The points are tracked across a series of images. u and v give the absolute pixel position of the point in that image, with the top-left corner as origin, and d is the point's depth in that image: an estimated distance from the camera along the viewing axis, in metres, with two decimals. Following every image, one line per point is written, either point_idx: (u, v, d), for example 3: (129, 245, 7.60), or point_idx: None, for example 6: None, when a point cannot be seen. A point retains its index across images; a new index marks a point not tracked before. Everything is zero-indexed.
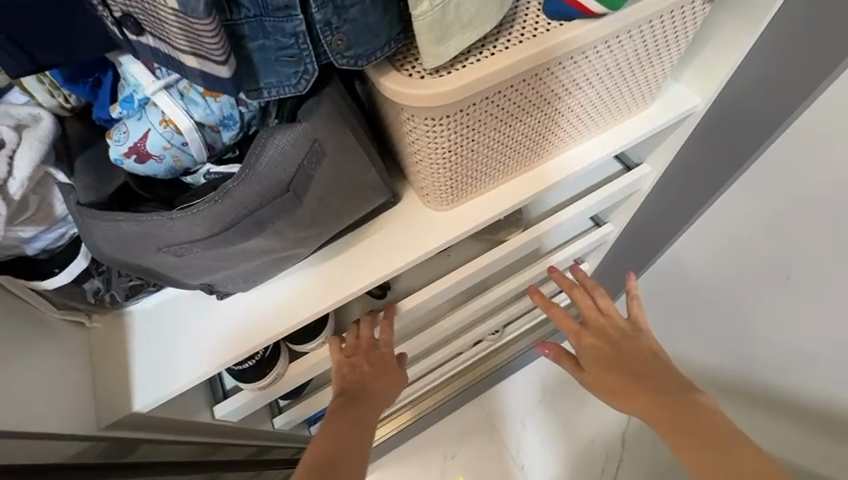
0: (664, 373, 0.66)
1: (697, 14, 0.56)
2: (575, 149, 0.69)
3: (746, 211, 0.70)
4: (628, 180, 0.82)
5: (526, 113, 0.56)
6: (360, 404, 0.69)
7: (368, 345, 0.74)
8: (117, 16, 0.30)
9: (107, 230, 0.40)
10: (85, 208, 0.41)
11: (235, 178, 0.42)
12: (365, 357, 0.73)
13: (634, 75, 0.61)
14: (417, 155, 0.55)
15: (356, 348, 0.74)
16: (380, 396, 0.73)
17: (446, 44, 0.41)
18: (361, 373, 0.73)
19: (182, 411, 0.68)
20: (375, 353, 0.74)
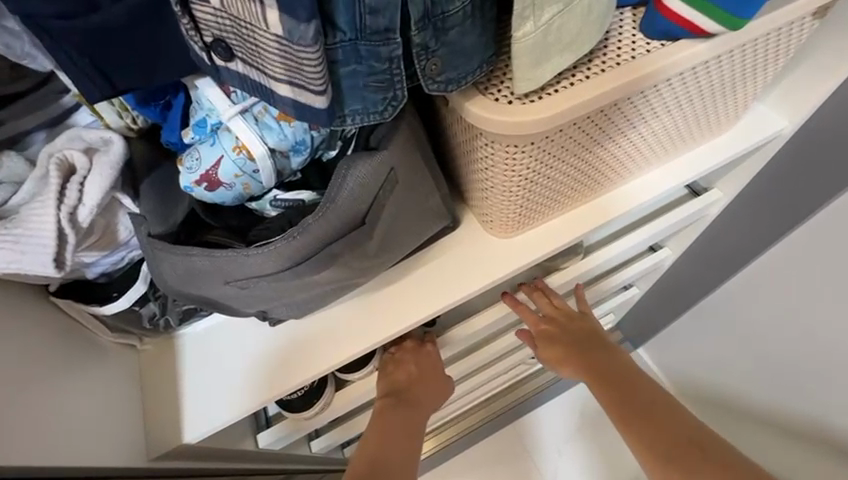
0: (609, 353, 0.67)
1: (802, 32, 0.51)
2: (648, 175, 0.64)
3: None
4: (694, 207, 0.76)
5: (609, 139, 0.51)
6: (406, 407, 0.67)
7: (414, 346, 0.72)
8: (208, 41, 0.28)
9: (179, 266, 0.38)
10: (156, 241, 0.39)
11: (314, 212, 0.40)
12: (409, 359, 0.71)
13: (723, 97, 0.56)
14: (488, 181, 0.51)
15: (404, 347, 0.72)
16: (427, 400, 0.70)
17: (542, 67, 0.37)
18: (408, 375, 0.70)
19: (224, 438, 0.65)
20: (421, 357, 0.71)
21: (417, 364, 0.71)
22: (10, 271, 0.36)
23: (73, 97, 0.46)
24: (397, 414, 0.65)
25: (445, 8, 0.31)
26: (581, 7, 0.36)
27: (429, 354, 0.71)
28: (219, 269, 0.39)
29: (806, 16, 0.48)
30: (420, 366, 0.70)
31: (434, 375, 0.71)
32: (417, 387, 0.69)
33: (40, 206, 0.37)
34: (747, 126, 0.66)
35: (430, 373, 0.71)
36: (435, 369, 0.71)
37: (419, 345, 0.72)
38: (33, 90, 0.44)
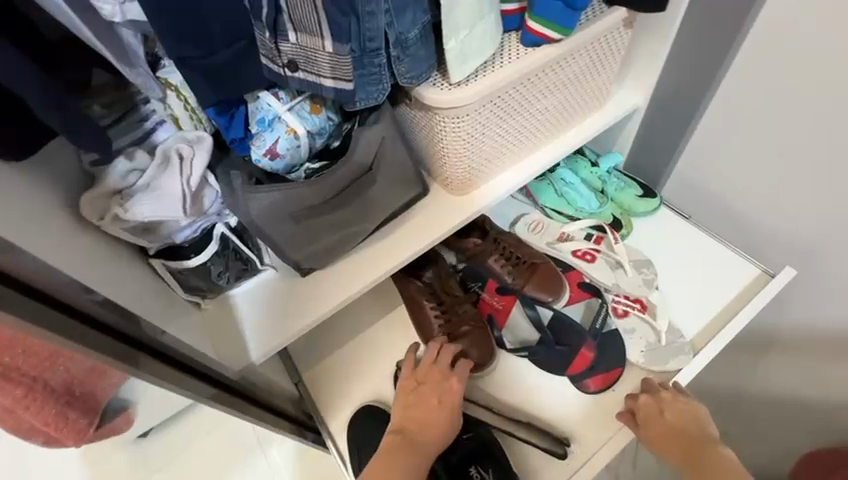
0: (708, 444, 0.77)
1: (624, 36, 0.82)
2: (553, 142, 0.92)
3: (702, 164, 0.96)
4: (774, 289, 0.86)
5: (517, 112, 0.79)
6: (410, 446, 0.76)
7: (441, 377, 0.82)
8: (284, 62, 0.52)
9: (264, 198, 0.61)
10: (247, 184, 0.62)
11: (342, 160, 0.65)
12: (431, 389, 0.81)
13: (588, 81, 0.85)
14: (444, 147, 0.77)
15: (432, 372, 0.82)
16: (431, 443, 0.77)
17: (464, 66, 0.64)
18: (425, 409, 0.80)
19: (267, 383, 0.81)
20: (443, 388, 0.81)
21: (438, 396, 0.80)
22: (154, 218, 0.58)
23: (153, 120, 0.64)
24: (402, 451, 0.75)
25: (407, 35, 0.56)
26: (482, 32, 0.63)
27: (450, 387, 0.81)
28: (288, 198, 0.61)
29: (621, 27, 0.79)
30: (441, 400, 0.80)
31: (447, 420, 0.79)
32: (424, 423, 0.78)
33: (169, 179, 0.59)
34: (618, 103, 0.94)
35: (443, 419, 0.79)
36: (452, 406, 0.80)
37: (445, 376, 0.82)
38: (122, 118, 0.64)
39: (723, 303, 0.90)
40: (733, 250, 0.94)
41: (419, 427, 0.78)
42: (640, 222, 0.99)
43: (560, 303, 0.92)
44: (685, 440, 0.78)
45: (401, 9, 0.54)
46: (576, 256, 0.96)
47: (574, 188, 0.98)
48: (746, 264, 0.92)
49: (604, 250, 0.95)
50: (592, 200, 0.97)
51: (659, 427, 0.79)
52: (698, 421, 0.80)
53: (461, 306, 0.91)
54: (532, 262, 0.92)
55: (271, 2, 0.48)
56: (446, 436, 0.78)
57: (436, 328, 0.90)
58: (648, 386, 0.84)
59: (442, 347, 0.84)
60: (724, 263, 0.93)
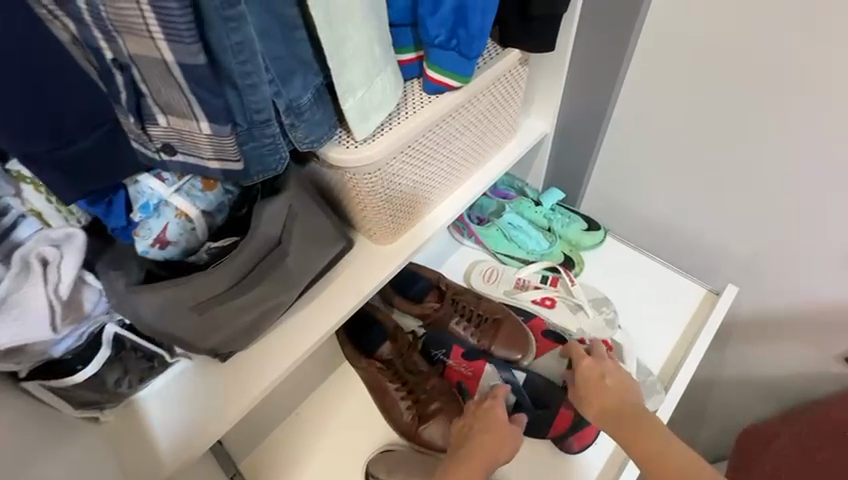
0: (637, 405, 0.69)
1: (522, 73, 0.85)
2: (474, 176, 0.94)
3: (613, 171, 1.06)
4: (724, 307, 0.92)
5: (431, 158, 0.79)
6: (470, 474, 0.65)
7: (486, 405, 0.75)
8: (159, 146, 0.46)
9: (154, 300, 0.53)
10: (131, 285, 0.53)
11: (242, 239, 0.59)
12: (476, 417, 0.74)
13: (496, 117, 0.87)
14: (362, 202, 0.75)
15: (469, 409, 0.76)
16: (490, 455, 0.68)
17: (366, 123, 0.62)
18: (473, 432, 0.72)
19: None
20: (486, 417, 0.73)
21: (485, 422, 0.73)
22: (14, 344, 0.48)
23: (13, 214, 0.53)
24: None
25: (299, 102, 0.53)
26: (381, 87, 0.61)
27: (493, 409, 0.74)
28: (184, 295, 0.54)
29: (517, 66, 0.82)
30: (488, 419, 0.73)
31: (499, 434, 0.71)
32: (479, 448, 0.69)
33: (32, 291, 0.49)
34: (526, 131, 0.98)
35: (494, 435, 0.70)
36: (502, 421, 0.72)
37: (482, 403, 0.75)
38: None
39: (680, 330, 0.93)
40: (679, 272, 0.99)
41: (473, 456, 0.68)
42: (590, 256, 1.04)
43: (530, 360, 0.88)
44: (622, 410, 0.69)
45: (288, 77, 0.50)
46: (534, 303, 0.96)
47: (523, 232, 1.02)
48: (694, 286, 0.98)
49: (561, 294, 0.96)
50: (541, 240, 1.02)
51: (596, 389, 0.73)
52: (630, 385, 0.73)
53: (426, 382, 0.85)
54: (495, 318, 0.90)
55: (128, 87, 0.41)
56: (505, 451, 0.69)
57: (403, 410, 0.83)
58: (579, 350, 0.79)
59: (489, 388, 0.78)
60: (671, 285, 0.98)
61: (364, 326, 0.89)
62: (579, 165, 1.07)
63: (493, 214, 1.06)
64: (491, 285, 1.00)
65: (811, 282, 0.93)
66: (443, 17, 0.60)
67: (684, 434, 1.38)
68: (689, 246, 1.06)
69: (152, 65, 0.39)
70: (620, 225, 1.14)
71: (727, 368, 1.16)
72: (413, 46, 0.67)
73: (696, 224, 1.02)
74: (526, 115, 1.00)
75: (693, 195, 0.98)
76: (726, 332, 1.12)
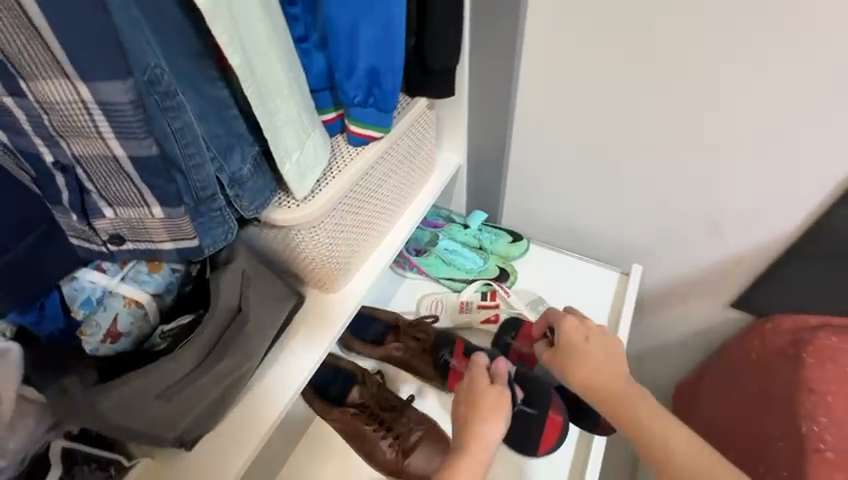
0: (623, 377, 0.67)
1: (431, 117, 0.95)
2: (407, 211, 1.01)
3: (522, 192, 1.19)
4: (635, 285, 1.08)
5: (365, 204, 0.84)
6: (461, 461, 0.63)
7: (474, 390, 0.69)
8: (107, 237, 0.52)
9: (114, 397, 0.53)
10: (87, 389, 0.54)
11: (203, 321, 0.58)
12: (466, 398, 0.70)
13: (416, 157, 0.96)
14: (308, 256, 0.78)
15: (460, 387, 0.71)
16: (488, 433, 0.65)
17: (304, 181, 0.66)
18: (464, 415, 0.68)
19: None
20: (473, 404, 0.68)
21: (476, 400, 0.68)
22: None
23: None
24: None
25: (240, 172, 0.56)
26: (313, 147, 0.65)
27: (481, 387, 0.69)
28: (145, 385, 0.54)
29: (426, 111, 0.92)
30: (476, 397, 0.68)
31: (486, 409, 0.67)
32: (472, 432, 0.65)
33: None
34: (442, 165, 1.10)
35: (482, 412, 0.67)
36: (491, 394, 0.68)
37: (471, 382, 0.70)
38: None
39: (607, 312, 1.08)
40: (595, 264, 1.15)
41: (471, 455, 0.63)
42: (520, 262, 1.16)
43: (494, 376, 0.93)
44: (610, 381, 0.67)
45: (227, 152, 0.53)
46: (482, 321, 1.05)
47: (459, 255, 1.12)
48: (609, 273, 1.13)
49: (502, 305, 1.05)
50: (476, 258, 1.12)
51: (580, 358, 0.69)
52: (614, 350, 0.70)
53: (403, 416, 0.86)
54: (453, 347, 0.95)
55: (73, 184, 0.48)
56: (496, 420, 0.66)
57: (387, 450, 0.83)
58: (555, 316, 0.76)
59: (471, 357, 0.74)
60: (591, 276, 1.13)
61: (330, 375, 0.91)
62: (493, 190, 1.19)
63: (428, 243, 1.14)
64: (439, 315, 1.08)
65: (694, 259, 1.09)
66: (358, 80, 0.67)
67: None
68: (596, 243, 1.20)
69: (100, 164, 0.46)
70: (537, 233, 1.26)
71: (651, 342, 1.33)
72: (333, 106, 0.74)
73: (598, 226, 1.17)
74: (440, 151, 1.12)
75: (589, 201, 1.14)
76: (644, 313, 1.28)
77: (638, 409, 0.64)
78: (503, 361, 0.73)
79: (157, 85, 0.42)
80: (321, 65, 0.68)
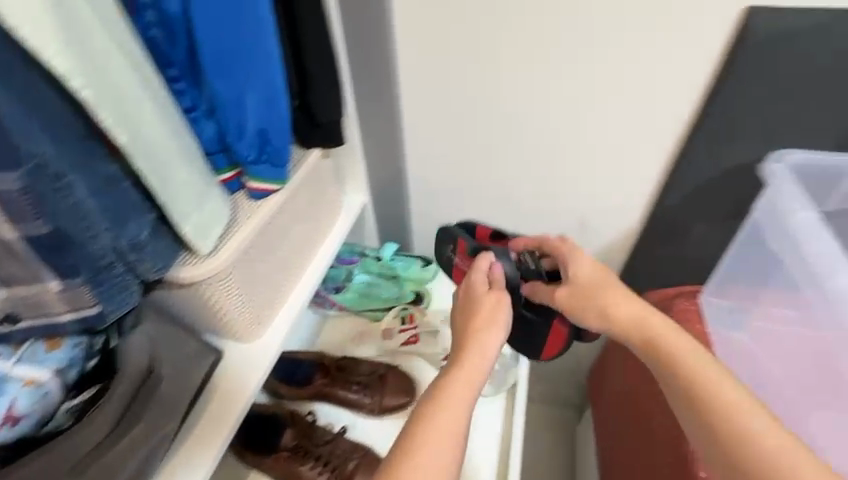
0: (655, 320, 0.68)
1: (328, 164, 1.04)
2: (317, 254, 1.07)
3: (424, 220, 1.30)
4: None
5: (274, 251, 0.89)
6: (463, 369, 0.64)
7: (478, 292, 0.73)
8: (10, 317, 0.57)
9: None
10: None
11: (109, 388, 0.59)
12: (472, 311, 0.71)
13: (320, 203, 1.04)
14: (221, 308, 0.80)
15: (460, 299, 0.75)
16: (487, 344, 0.67)
17: (207, 238, 0.70)
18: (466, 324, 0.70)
19: None
20: (471, 303, 0.73)
21: (480, 309, 0.71)
22: None
23: None
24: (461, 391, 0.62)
25: (138, 239, 0.59)
26: (213, 207, 0.70)
27: (485, 299, 0.72)
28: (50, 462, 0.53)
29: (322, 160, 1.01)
30: (477, 308, 0.71)
31: (487, 319, 0.70)
32: (474, 341, 0.68)
33: None
34: (348, 206, 1.19)
35: (483, 321, 0.69)
36: (492, 306, 0.71)
37: (473, 294, 0.73)
38: None
39: None
40: None
41: (476, 348, 0.66)
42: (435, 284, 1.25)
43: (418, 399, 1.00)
44: (633, 321, 0.69)
45: (123, 221, 0.57)
46: (403, 344, 1.11)
47: (374, 286, 1.19)
48: None
49: (419, 325, 1.13)
50: (391, 286, 1.20)
51: (600, 295, 0.71)
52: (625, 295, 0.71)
53: (337, 448, 0.89)
54: (378, 373, 1.00)
55: None
56: (496, 330, 0.69)
57: None
58: (568, 250, 0.78)
59: (476, 264, 0.77)
60: None
61: (261, 425, 0.92)
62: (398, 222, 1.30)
63: (344, 280, 1.19)
64: (363, 346, 1.14)
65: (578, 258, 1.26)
66: (249, 141, 0.74)
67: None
68: None
69: None
70: None
71: None
72: (228, 166, 0.79)
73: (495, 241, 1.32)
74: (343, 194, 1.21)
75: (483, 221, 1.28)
76: None
77: (642, 351, 0.67)
78: (498, 265, 0.77)
79: (46, 169, 0.47)
80: (211, 132, 0.74)
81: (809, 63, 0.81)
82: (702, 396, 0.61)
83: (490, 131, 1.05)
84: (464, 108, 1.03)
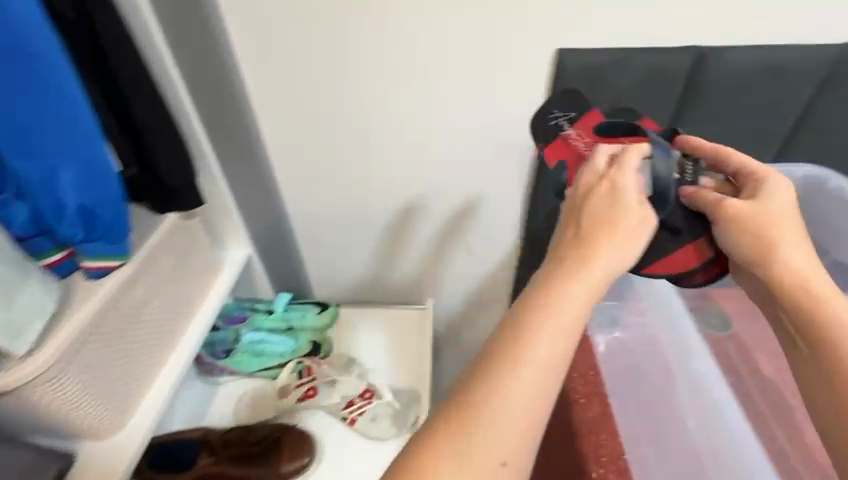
0: (816, 274, 0.56)
1: (197, 225, 1.00)
2: (194, 319, 1.00)
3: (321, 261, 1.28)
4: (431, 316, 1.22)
5: (129, 330, 0.82)
6: (576, 282, 0.50)
7: (620, 183, 0.54)
8: None
9: None
10: None
11: None
12: (612, 211, 0.53)
13: (190, 267, 1.00)
14: (60, 406, 0.73)
15: (597, 184, 0.55)
16: (615, 253, 0.51)
17: (18, 338, 0.63)
18: (594, 224, 0.52)
19: None
20: (619, 190, 0.54)
21: (607, 203, 0.53)
22: None
23: None
24: (574, 322, 0.49)
25: None
26: (27, 300, 0.63)
27: (612, 188, 0.54)
28: None
29: (185, 221, 0.95)
30: (612, 207, 0.53)
31: (611, 218, 0.53)
32: (611, 234, 0.52)
33: None
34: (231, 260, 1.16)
35: (609, 219, 0.52)
36: (629, 204, 0.53)
37: (610, 188, 0.54)
38: None
39: (417, 347, 1.18)
40: (399, 311, 1.27)
41: (601, 260, 0.51)
42: (334, 331, 1.22)
43: (317, 458, 0.98)
44: (803, 268, 0.56)
45: None
46: (301, 400, 1.06)
47: (267, 343, 1.12)
48: (414, 312, 1.26)
49: (317, 376, 1.08)
50: (286, 340, 1.14)
51: (764, 227, 0.57)
52: (791, 221, 0.58)
53: None
54: (274, 436, 0.97)
55: None
56: (626, 241, 0.52)
57: None
58: (760, 168, 0.63)
59: (604, 154, 0.58)
60: (400, 321, 1.24)
61: None
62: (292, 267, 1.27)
63: (233, 342, 1.11)
64: (258, 409, 1.07)
65: (473, 275, 1.31)
66: (71, 220, 0.67)
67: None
68: (403, 286, 1.34)
69: None
70: (354, 289, 1.36)
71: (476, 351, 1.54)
72: (57, 248, 0.72)
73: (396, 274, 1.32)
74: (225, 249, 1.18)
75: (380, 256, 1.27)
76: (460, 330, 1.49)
77: (794, 303, 0.56)
78: (640, 175, 0.58)
79: None
80: (25, 214, 0.66)
81: (612, 88, 0.88)
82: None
83: (364, 170, 1.08)
84: (334, 151, 1.04)
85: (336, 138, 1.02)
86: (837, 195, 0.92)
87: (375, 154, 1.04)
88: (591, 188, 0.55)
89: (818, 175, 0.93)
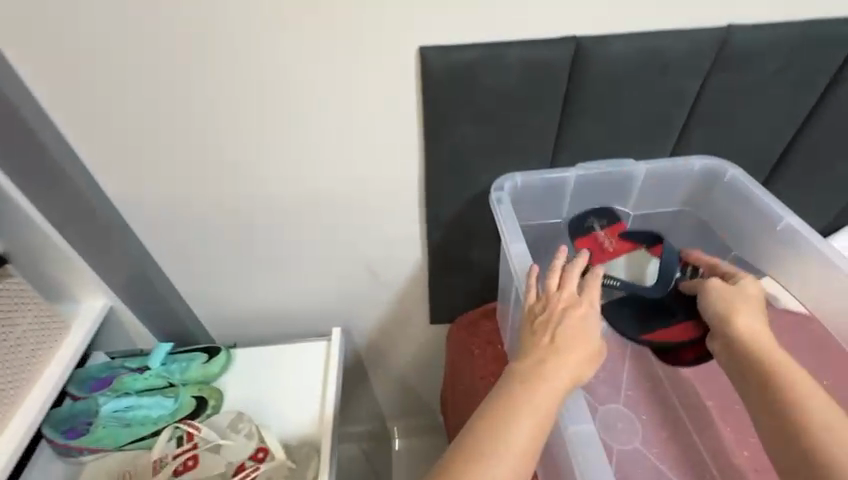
0: (777, 355, 0.73)
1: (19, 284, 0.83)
2: (36, 392, 0.89)
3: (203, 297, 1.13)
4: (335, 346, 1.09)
5: None
6: (528, 389, 0.65)
7: (570, 303, 0.73)
8: None
9: None
10: None
11: None
12: (579, 323, 0.71)
13: (11, 336, 0.83)
14: None
15: (561, 301, 0.74)
16: (551, 376, 0.66)
17: None
18: (547, 346, 0.69)
19: None
20: (579, 314, 0.72)
21: (571, 316, 0.72)
22: None
23: None
24: (531, 415, 0.63)
25: None
26: None
27: (580, 311, 0.73)
28: None
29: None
30: (584, 323, 0.72)
31: (587, 327, 0.71)
32: (561, 355, 0.68)
33: None
34: (83, 314, 1.00)
35: (581, 327, 0.71)
36: (588, 315, 0.73)
37: (574, 296, 0.75)
38: None
39: (319, 386, 1.05)
40: (299, 343, 1.12)
41: (562, 369, 0.67)
42: (225, 380, 1.07)
43: None
44: (753, 334, 0.76)
45: None
46: (177, 473, 0.89)
47: (138, 408, 0.98)
48: (316, 343, 1.12)
49: (198, 442, 0.92)
50: (161, 402, 0.99)
51: (730, 298, 0.83)
52: (742, 293, 0.83)
53: None
54: None
55: None
56: (581, 355, 0.69)
57: None
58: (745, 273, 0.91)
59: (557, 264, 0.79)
60: (301, 355, 1.10)
61: None
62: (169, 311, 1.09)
63: (96, 412, 0.96)
64: None
65: (383, 299, 1.20)
66: None
67: (420, 414, 1.68)
68: (305, 313, 1.21)
69: None
70: (252, 322, 1.22)
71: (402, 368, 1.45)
72: None
73: (295, 302, 1.18)
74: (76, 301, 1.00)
75: (271, 285, 1.13)
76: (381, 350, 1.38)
77: (744, 349, 0.75)
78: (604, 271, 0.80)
79: None
80: None
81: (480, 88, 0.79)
82: (791, 406, 0.66)
83: (228, 197, 0.93)
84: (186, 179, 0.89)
85: (185, 167, 0.88)
86: (729, 183, 0.96)
87: (235, 177, 0.90)
88: (551, 295, 0.75)
89: (716, 164, 0.95)
